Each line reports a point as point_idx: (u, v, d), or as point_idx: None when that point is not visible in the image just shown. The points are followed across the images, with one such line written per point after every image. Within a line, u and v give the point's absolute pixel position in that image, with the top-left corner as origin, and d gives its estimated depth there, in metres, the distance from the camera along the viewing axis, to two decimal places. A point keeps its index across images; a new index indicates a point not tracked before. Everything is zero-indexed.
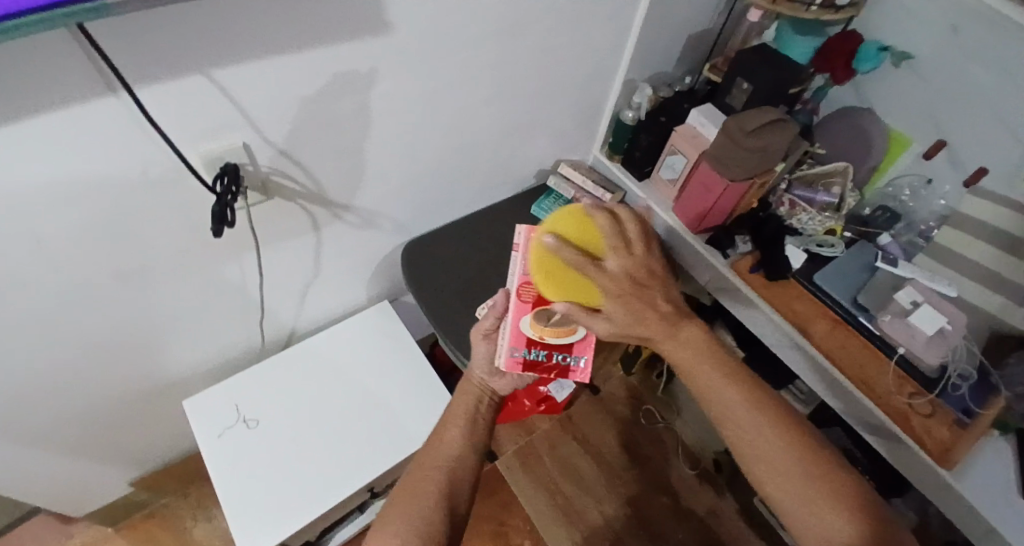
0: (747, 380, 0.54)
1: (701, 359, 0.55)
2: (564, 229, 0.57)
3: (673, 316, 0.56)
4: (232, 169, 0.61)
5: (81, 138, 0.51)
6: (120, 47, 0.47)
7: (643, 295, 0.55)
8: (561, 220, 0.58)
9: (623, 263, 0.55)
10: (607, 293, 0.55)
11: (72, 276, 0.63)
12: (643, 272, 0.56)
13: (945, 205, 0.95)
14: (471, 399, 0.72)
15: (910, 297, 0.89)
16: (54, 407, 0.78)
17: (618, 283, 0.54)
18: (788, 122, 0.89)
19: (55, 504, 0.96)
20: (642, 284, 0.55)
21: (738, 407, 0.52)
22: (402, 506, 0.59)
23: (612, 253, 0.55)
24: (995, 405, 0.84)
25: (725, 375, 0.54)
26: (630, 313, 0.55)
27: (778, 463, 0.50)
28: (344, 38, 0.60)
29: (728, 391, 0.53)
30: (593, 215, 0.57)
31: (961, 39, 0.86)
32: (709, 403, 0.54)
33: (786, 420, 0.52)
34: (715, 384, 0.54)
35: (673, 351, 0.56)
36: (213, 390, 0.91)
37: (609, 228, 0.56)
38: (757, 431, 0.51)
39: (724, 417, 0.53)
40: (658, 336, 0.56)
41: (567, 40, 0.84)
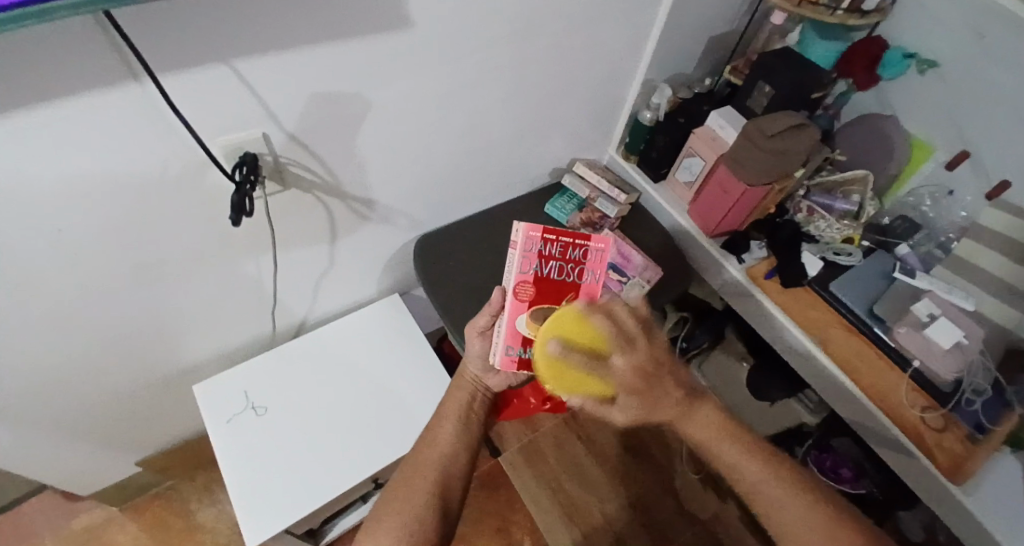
0: (765, 450, 0.59)
1: (722, 438, 0.59)
2: (564, 332, 0.51)
3: (688, 398, 0.58)
4: (251, 159, 0.62)
5: (103, 126, 0.51)
6: (145, 36, 0.47)
7: (655, 387, 0.54)
8: (555, 320, 0.52)
9: (632, 359, 0.52)
10: (620, 392, 0.53)
11: (88, 261, 0.63)
12: (654, 363, 0.53)
13: (967, 217, 0.94)
14: (464, 396, 0.71)
15: (927, 309, 0.88)
16: (65, 390, 0.78)
17: (630, 381, 0.52)
18: (809, 127, 0.88)
19: (64, 484, 0.98)
20: (653, 376, 0.53)
21: (760, 478, 0.58)
22: (394, 507, 0.60)
23: (619, 352, 0.51)
24: (1011, 421, 0.83)
25: (728, 434, 0.59)
26: (645, 406, 0.55)
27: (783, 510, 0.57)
28: (366, 31, 0.60)
29: (751, 464, 0.58)
30: (590, 315, 0.51)
31: (990, 48, 0.84)
32: (736, 478, 0.59)
33: (804, 485, 0.58)
34: (739, 459, 0.59)
35: (694, 432, 0.59)
36: (224, 377, 0.92)
37: (612, 333, 0.51)
38: (780, 498, 0.57)
39: (751, 488, 0.58)
40: (678, 419, 0.58)
41: (588, 39, 0.83)
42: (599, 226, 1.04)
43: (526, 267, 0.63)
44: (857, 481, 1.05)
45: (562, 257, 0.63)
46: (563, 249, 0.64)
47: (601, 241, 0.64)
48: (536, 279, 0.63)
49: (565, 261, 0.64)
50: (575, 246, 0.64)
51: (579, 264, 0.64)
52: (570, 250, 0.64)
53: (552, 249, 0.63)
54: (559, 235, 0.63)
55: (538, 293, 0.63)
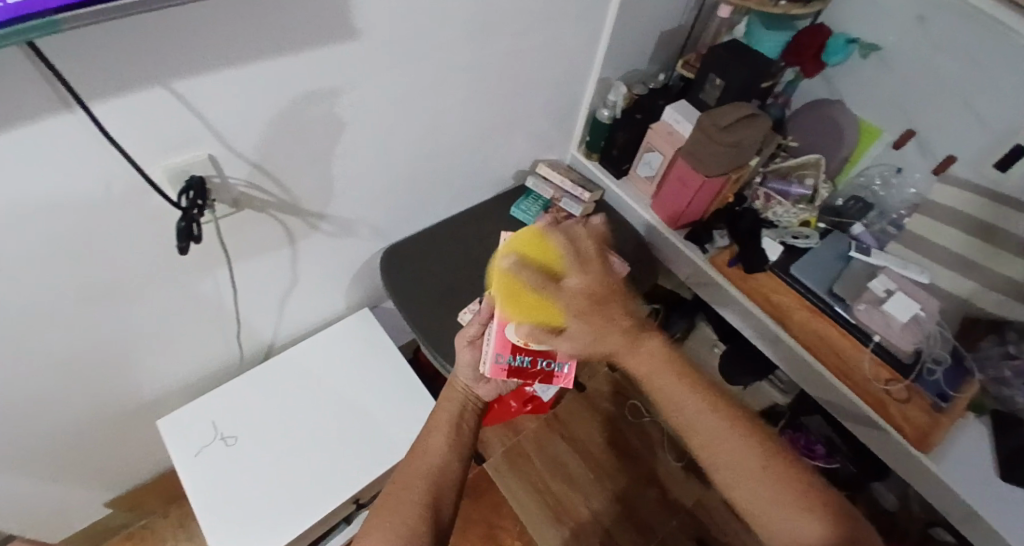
0: (704, 386, 0.54)
1: (665, 369, 0.55)
2: (523, 249, 0.56)
3: (636, 331, 0.55)
4: (197, 182, 0.60)
5: (37, 158, 0.49)
6: (74, 63, 0.45)
7: (606, 312, 0.53)
8: (519, 240, 0.57)
9: (584, 281, 0.53)
10: (567, 313, 0.53)
11: (30, 300, 0.61)
12: (605, 289, 0.54)
13: (916, 193, 0.98)
14: (457, 405, 0.71)
15: (884, 285, 0.91)
16: (19, 434, 0.75)
17: (577, 300, 0.53)
18: (759, 116, 0.90)
19: (29, 531, 0.94)
20: (604, 301, 0.53)
21: (701, 420, 0.53)
22: (386, 519, 0.58)
23: (571, 270, 0.53)
24: (972, 388, 0.86)
25: (673, 368, 0.55)
26: (594, 333, 0.54)
27: (719, 444, 0.52)
28: (313, 43, 0.59)
29: (689, 400, 0.53)
30: (550, 235, 0.56)
31: (927, 29, 0.87)
32: (675, 413, 0.54)
33: (740, 420, 0.53)
34: (678, 393, 0.54)
35: (635, 365, 0.55)
36: (190, 408, 0.89)
37: (568, 251, 0.54)
38: (718, 436, 0.52)
39: (687, 425, 0.54)
40: (622, 351, 0.55)
41: (541, 40, 0.83)
42: None
43: None
44: (830, 457, 1.09)
45: None
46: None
47: None
48: None
49: None
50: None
51: None
52: None
53: None
54: None
55: None
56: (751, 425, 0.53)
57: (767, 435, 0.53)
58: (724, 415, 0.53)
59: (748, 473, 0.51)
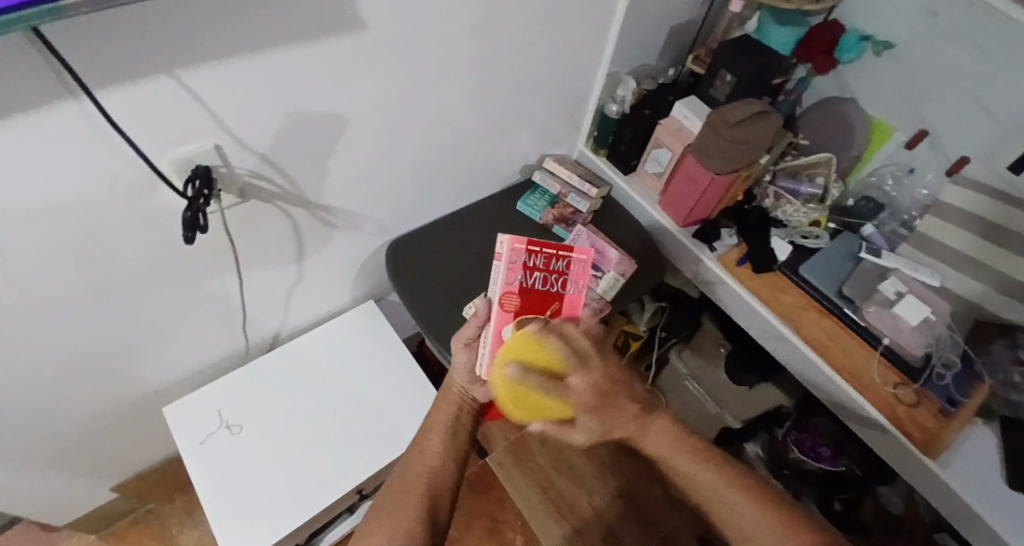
0: (722, 464, 0.58)
1: (679, 448, 0.58)
2: (519, 354, 0.52)
3: (643, 413, 0.57)
4: (203, 172, 0.60)
5: (47, 148, 0.50)
6: (82, 53, 0.45)
7: (614, 404, 0.54)
8: (512, 346, 0.53)
9: (588, 378, 0.52)
10: (579, 411, 0.52)
11: (36, 288, 0.61)
12: (609, 381, 0.53)
13: (928, 194, 0.96)
14: (452, 409, 0.69)
15: (894, 287, 0.89)
16: (24, 420, 0.75)
17: (590, 392, 0.52)
18: (770, 113, 0.88)
19: (38, 516, 0.95)
20: (609, 394, 0.53)
21: (719, 495, 0.57)
22: (385, 524, 0.59)
23: (574, 371, 0.51)
24: (980, 393, 0.84)
25: (682, 444, 0.59)
26: (605, 423, 0.53)
27: (741, 513, 0.55)
28: (318, 33, 0.59)
29: (707, 476, 0.57)
30: (545, 338, 0.52)
31: (944, 26, 0.85)
32: (695, 489, 0.58)
33: (757, 491, 0.57)
34: (692, 470, 0.58)
35: (647, 443, 0.58)
36: (194, 398, 0.90)
37: (567, 350, 0.52)
38: (738, 508, 0.56)
39: (702, 493, 0.57)
40: (634, 434, 0.57)
41: (549, 33, 0.82)
42: (571, 221, 1.04)
43: (511, 279, 0.61)
44: (836, 459, 1.08)
45: (545, 267, 0.61)
46: (547, 260, 0.62)
47: (585, 251, 0.62)
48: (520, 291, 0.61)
49: (549, 271, 0.62)
50: (559, 257, 0.62)
51: (562, 276, 0.62)
52: (554, 261, 0.62)
53: (536, 259, 0.61)
54: (542, 246, 0.61)
55: (523, 304, 0.62)
56: (771, 496, 0.57)
57: (786, 505, 0.57)
58: (742, 488, 0.57)
59: (773, 542, 0.54)
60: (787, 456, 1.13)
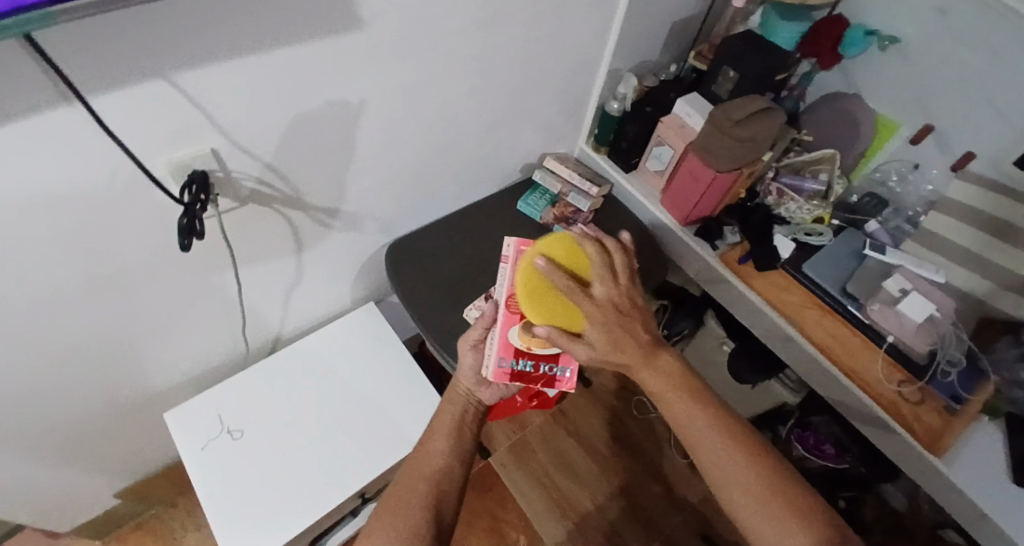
0: (721, 411, 0.55)
1: (679, 389, 0.55)
2: (556, 252, 0.56)
3: (652, 348, 0.56)
4: (199, 177, 0.59)
5: (41, 153, 0.49)
6: (75, 56, 0.44)
7: (625, 327, 0.54)
8: (551, 242, 0.57)
9: (610, 292, 0.54)
10: (590, 320, 0.53)
11: (33, 295, 0.60)
12: (626, 302, 0.55)
13: (934, 190, 0.95)
14: (458, 408, 0.70)
15: (899, 284, 0.89)
16: (23, 426, 0.74)
17: (602, 306, 0.54)
18: (774, 110, 0.87)
19: (40, 521, 0.94)
20: (624, 312, 0.55)
21: (709, 438, 0.54)
22: (387, 521, 0.58)
23: (599, 279, 0.54)
24: (985, 391, 0.85)
25: (685, 386, 0.56)
26: (609, 344, 0.54)
27: (729, 468, 0.53)
28: (318, 33, 0.58)
29: (700, 423, 0.54)
30: (584, 243, 0.56)
31: (950, 21, 0.84)
32: (685, 430, 0.55)
33: (751, 444, 0.54)
34: (689, 410, 0.55)
35: (650, 380, 0.56)
36: (194, 403, 0.89)
37: (599, 261, 0.55)
38: (726, 458, 0.53)
39: (692, 439, 0.54)
40: (636, 369, 0.56)
41: (550, 30, 0.81)
42: (572, 220, 1.03)
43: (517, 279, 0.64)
44: (840, 457, 1.07)
45: None
46: None
47: None
48: None
49: None
50: None
51: None
52: None
53: None
54: None
55: None
56: (767, 457, 0.54)
57: (779, 467, 0.54)
58: (734, 441, 0.54)
59: (754, 497, 0.52)
60: (791, 453, 1.13)
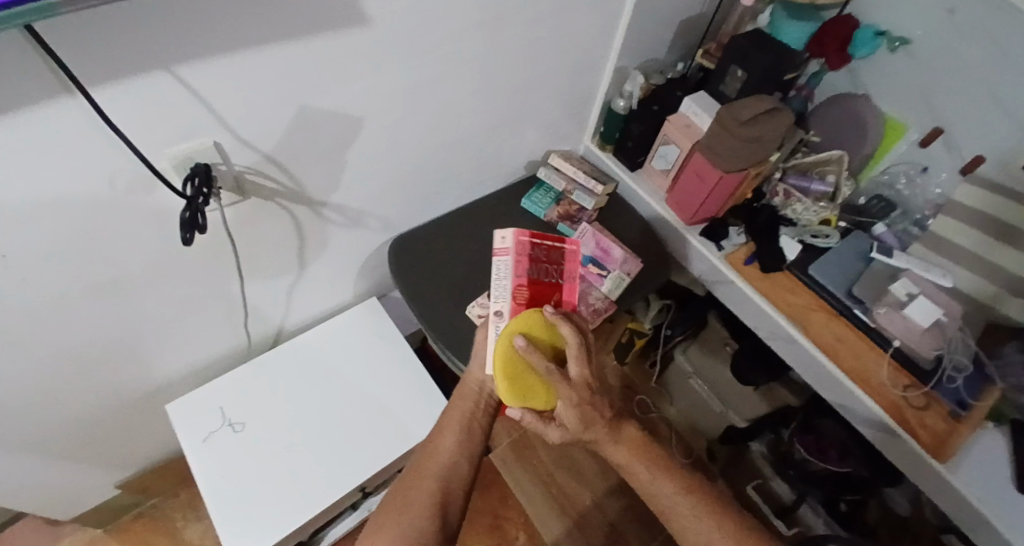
0: (682, 476, 0.62)
1: (642, 460, 0.62)
2: (528, 332, 0.60)
3: (616, 423, 0.62)
4: (202, 170, 0.58)
5: (43, 145, 0.49)
6: (77, 48, 0.44)
7: (596, 407, 0.59)
8: (524, 322, 0.60)
9: (583, 372, 0.58)
10: (563, 402, 0.58)
11: (35, 286, 0.60)
12: (595, 382, 0.60)
13: (941, 194, 0.94)
14: (468, 404, 0.68)
15: (906, 288, 0.87)
16: (26, 417, 0.75)
17: (577, 388, 0.58)
18: (781, 110, 0.87)
19: (42, 510, 0.95)
20: (594, 393, 0.59)
21: (678, 503, 0.60)
22: (393, 520, 0.58)
23: (575, 361, 0.58)
24: (991, 397, 0.84)
25: (647, 455, 0.63)
26: (582, 420, 0.59)
27: (697, 526, 0.59)
28: (322, 27, 0.57)
29: (666, 486, 0.61)
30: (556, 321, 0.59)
31: (962, 22, 0.83)
32: (653, 496, 0.61)
33: (711, 500, 0.61)
34: (656, 478, 0.62)
35: (617, 452, 0.62)
36: (197, 395, 0.89)
37: (574, 341, 0.58)
38: (692, 517, 0.59)
39: (661, 504, 0.61)
40: (605, 441, 0.62)
41: (556, 27, 0.81)
42: (576, 219, 1.02)
43: (519, 271, 0.63)
44: (842, 461, 1.05)
45: (546, 259, 0.66)
46: (547, 251, 0.66)
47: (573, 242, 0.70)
48: (529, 282, 0.64)
49: (549, 263, 0.66)
50: (555, 248, 0.67)
51: (561, 266, 0.67)
52: (552, 251, 0.67)
53: (538, 251, 0.66)
54: (542, 238, 0.67)
55: (534, 295, 0.64)
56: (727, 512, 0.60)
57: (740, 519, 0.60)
58: (696, 500, 0.60)
59: None
60: (793, 456, 1.11)
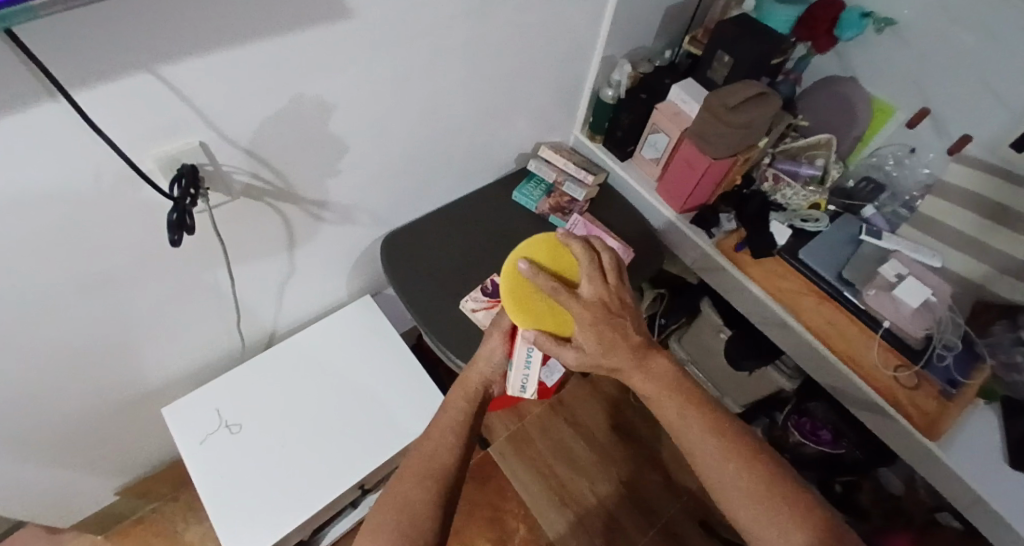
0: (716, 417, 0.58)
1: (672, 395, 0.59)
2: (539, 256, 0.60)
3: (643, 351, 0.60)
4: (189, 171, 0.58)
5: (25, 150, 0.48)
6: (57, 51, 0.43)
7: (616, 328, 0.58)
8: (535, 248, 0.61)
9: (596, 291, 0.58)
10: (578, 321, 0.57)
11: (23, 293, 0.60)
12: (615, 301, 0.59)
13: (930, 174, 0.95)
14: (468, 402, 0.67)
15: (895, 270, 0.89)
16: (19, 424, 0.74)
17: (589, 309, 0.57)
18: (769, 95, 0.87)
19: (41, 517, 0.95)
20: (611, 314, 0.58)
21: (702, 443, 0.56)
22: (391, 517, 0.57)
23: (587, 282, 0.58)
24: (982, 374, 0.84)
25: (679, 391, 0.59)
26: (597, 342, 0.57)
27: (721, 468, 0.55)
28: (306, 22, 0.57)
29: (694, 424, 0.57)
30: (568, 244, 0.60)
31: (946, 2, 0.84)
32: (678, 433, 0.58)
33: (742, 445, 0.56)
34: (683, 413, 0.58)
35: (642, 381, 0.60)
36: (192, 398, 0.89)
37: (586, 260, 0.58)
38: (718, 458, 0.55)
39: (688, 442, 0.57)
40: (626, 368, 0.59)
41: (542, 17, 0.80)
42: (568, 210, 1.02)
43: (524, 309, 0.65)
44: (836, 442, 1.07)
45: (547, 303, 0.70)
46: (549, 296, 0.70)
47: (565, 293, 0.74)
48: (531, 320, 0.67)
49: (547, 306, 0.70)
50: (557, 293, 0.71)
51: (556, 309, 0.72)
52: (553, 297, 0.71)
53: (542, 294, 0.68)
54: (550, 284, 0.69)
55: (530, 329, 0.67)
56: (757, 454, 0.56)
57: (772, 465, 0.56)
58: (726, 440, 0.56)
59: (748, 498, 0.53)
60: (788, 440, 1.13)
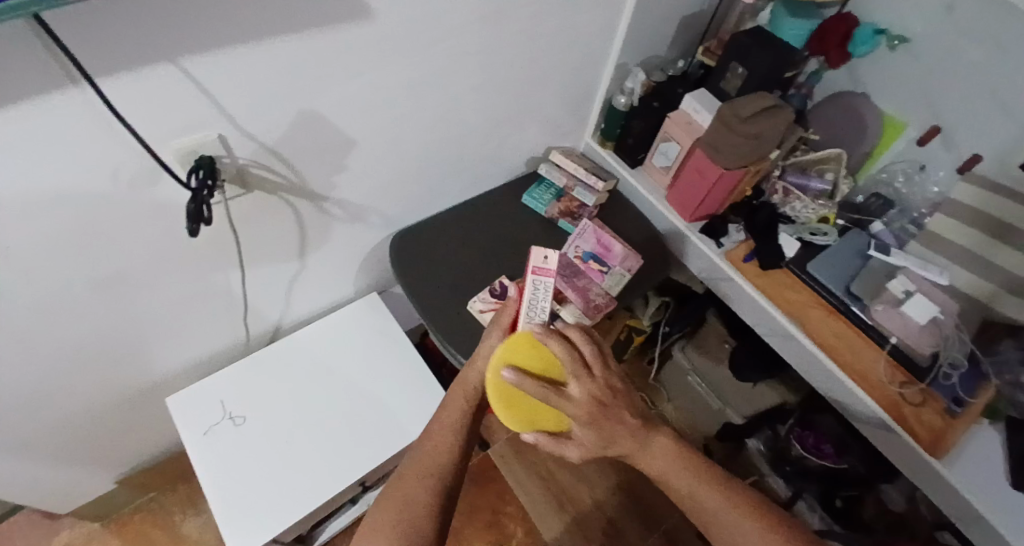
0: (722, 480, 0.57)
1: (681, 471, 0.57)
2: (516, 359, 0.58)
3: (645, 428, 0.58)
4: (207, 163, 0.59)
5: (48, 138, 0.49)
6: (84, 39, 0.44)
7: (612, 417, 0.56)
8: (511, 349, 0.59)
9: (586, 386, 0.56)
10: (576, 421, 0.55)
11: (38, 279, 0.60)
12: (608, 391, 0.57)
13: (939, 193, 0.95)
14: (468, 402, 0.67)
15: (903, 286, 0.89)
16: (25, 411, 0.75)
17: (585, 407, 0.55)
18: (782, 107, 0.87)
19: (41, 503, 0.95)
20: (608, 405, 0.56)
21: (720, 512, 0.55)
22: (393, 511, 0.57)
23: (573, 379, 0.56)
24: (987, 393, 0.85)
25: (685, 464, 0.58)
26: (600, 436, 0.56)
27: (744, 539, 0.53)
28: (327, 20, 0.57)
29: (707, 494, 0.56)
30: (543, 340, 0.58)
31: (961, 21, 0.84)
32: (696, 509, 0.56)
33: (758, 509, 0.55)
34: (694, 489, 0.56)
35: (648, 464, 0.58)
36: (197, 388, 0.89)
37: (568, 358, 0.56)
38: (736, 523, 0.54)
39: (704, 515, 0.56)
40: (631, 452, 0.57)
41: (559, 24, 0.81)
42: (577, 215, 1.02)
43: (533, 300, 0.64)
44: (839, 457, 1.08)
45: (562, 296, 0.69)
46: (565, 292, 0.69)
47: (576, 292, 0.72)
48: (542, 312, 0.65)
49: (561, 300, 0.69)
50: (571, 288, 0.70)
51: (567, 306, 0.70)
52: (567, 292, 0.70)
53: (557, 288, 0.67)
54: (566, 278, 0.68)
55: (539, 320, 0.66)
56: (773, 516, 0.55)
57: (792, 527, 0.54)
58: (742, 509, 0.55)
59: None
60: (790, 452, 1.12)
